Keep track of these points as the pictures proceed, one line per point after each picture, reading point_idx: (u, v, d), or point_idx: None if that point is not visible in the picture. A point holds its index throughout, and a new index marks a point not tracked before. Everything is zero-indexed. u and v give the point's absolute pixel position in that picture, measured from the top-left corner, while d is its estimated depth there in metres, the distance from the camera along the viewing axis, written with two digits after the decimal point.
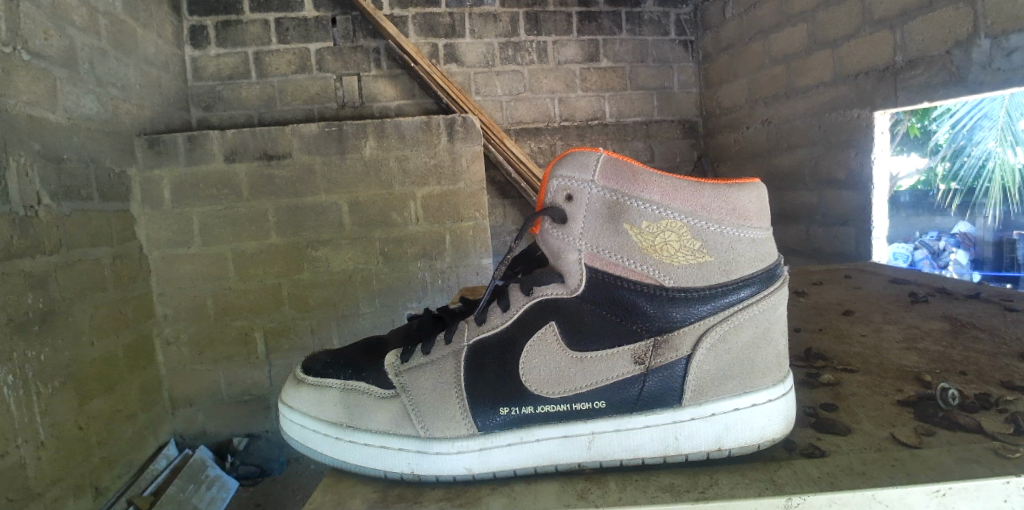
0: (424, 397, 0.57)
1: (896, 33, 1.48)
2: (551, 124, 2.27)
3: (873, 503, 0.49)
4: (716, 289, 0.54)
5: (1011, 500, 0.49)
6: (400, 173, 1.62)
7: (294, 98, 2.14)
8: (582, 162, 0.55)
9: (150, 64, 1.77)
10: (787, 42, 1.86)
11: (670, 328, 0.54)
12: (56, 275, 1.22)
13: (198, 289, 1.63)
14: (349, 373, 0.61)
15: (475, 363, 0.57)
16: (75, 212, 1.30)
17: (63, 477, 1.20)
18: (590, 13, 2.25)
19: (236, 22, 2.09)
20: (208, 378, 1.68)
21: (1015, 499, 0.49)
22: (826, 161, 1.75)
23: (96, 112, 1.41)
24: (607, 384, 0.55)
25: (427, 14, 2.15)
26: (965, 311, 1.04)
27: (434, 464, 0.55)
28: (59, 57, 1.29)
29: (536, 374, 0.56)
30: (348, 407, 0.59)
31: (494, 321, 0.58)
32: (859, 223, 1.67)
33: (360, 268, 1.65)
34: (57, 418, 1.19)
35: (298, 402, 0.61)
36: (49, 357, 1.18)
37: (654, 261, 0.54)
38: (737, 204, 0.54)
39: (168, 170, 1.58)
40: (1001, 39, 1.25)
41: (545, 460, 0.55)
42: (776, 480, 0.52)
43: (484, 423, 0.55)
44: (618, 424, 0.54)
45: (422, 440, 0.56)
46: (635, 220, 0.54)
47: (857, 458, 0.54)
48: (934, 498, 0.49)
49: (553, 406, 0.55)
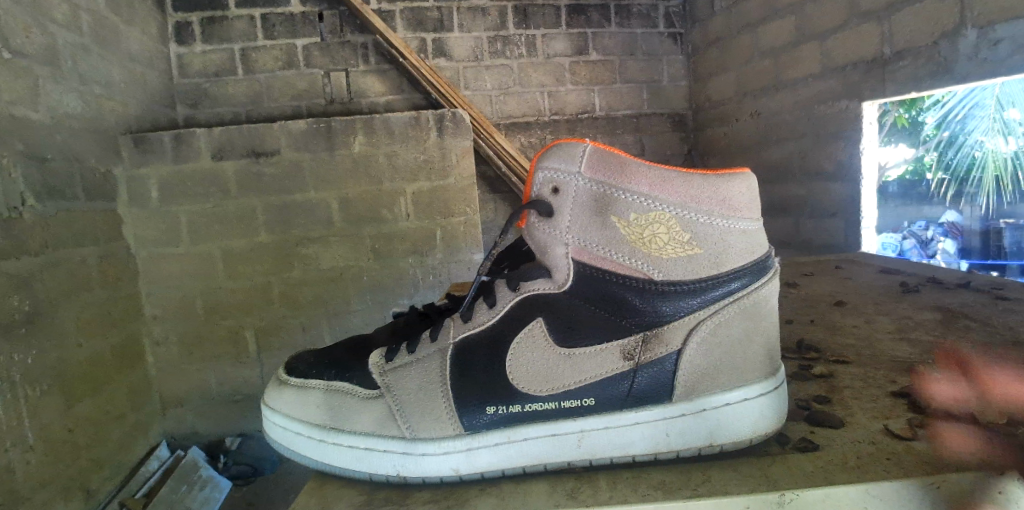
0: (410, 396, 0.55)
1: (883, 24, 1.47)
2: (541, 119, 2.26)
3: (868, 498, 0.48)
4: (706, 282, 0.53)
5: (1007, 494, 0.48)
6: (389, 169, 1.60)
7: (281, 94, 2.10)
8: (568, 154, 0.54)
9: (135, 63, 1.74)
10: (775, 35, 1.85)
11: (661, 323, 0.53)
12: (42, 276, 1.19)
13: (187, 288, 1.61)
14: (333, 373, 0.59)
15: (462, 361, 0.55)
16: (60, 212, 1.27)
17: (51, 481, 1.17)
18: (579, 7, 2.23)
19: (222, 17, 2.05)
20: (197, 378, 1.66)
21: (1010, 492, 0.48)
22: (815, 153, 1.75)
23: (80, 110, 1.38)
24: (596, 381, 0.53)
25: (415, 8, 2.13)
26: (958, 302, 1.03)
27: (419, 465, 0.54)
28: (40, 54, 1.25)
29: (524, 372, 0.54)
30: (332, 409, 0.57)
31: (480, 318, 0.56)
32: (848, 214, 1.67)
33: (350, 266, 1.63)
34: (44, 422, 1.16)
35: (280, 403, 0.60)
36: (37, 359, 1.16)
37: (643, 254, 0.53)
38: (727, 194, 0.53)
39: (155, 168, 1.55)
40: (987, 30, 1.24)
41: (534, 459, 0.53)
42: (769, 476, 0.51)
43: (471, 422, 0.54)
44: (607, 421, 0.53)
45: (408, 441, 0.54)
46: (624, 212, 0.53)
47: (851, 452, 0.53)
48: (931, 492, 0.48)
49: (540, 405, 0.54)
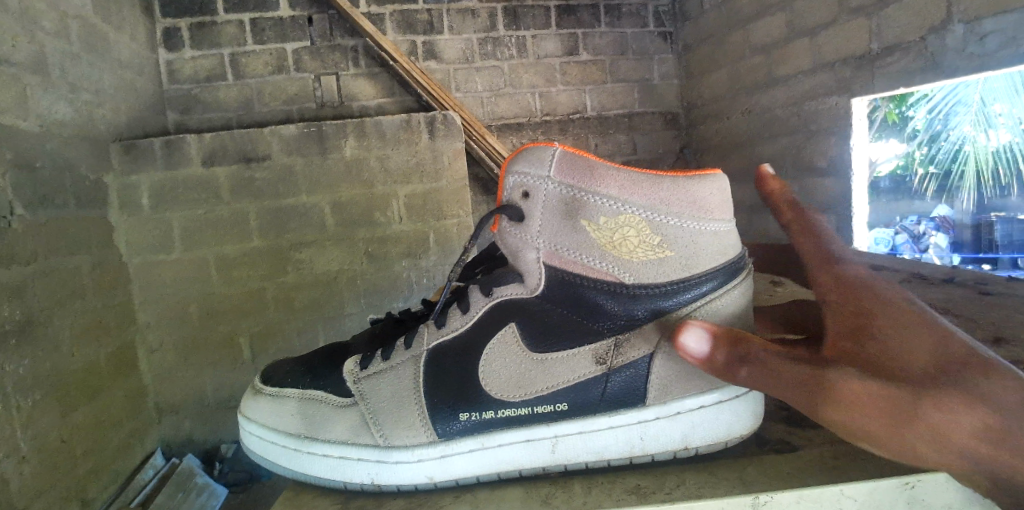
0: (383, 404, 0.56)
1: (872, 20, 1.45)
2: (533, 120, 2.26)
3: (845, 499, 0.52)
4: (678, 285, 0.53)
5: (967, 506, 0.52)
6: (382, 172, 1.60)
7: (271, 99, 2.09)
8: (538, 158, 0.54)
9: (125, 69, 1.73)
10: (763, 32, 1.85)
11: (633, 327, 0.53)
12: (34, 285, 1.19)
13: (180, 295, 1.60)
14: (307, 381, 0.60)
15: (435, 367, 0.55)
16: (52, 220, 1.27)
17: (46, 492, 1.17)
18: (569, 8, 2.23)
19: (211, 22, 2.04)
20: (192, 385, 1.65)
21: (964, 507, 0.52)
22: (809, 148, 1.70)
23: (70, 117, 1.38)
24: (570, 385, 0.54)
25: (405, 11, 2.13)
26: (944, 297, 1.01)
27: (394, 473, 0.55)
28: (29, 62, 1.25)
29: (497, 378, 0.54)
30: (307, 418, 0.58)
31: (454, 324, 0.56)
32: (840, 209, 1.60)
33: (344, 269, 1.62)
34: (38, 431, 1.16)
35: (257, 412, 0.61)
36: (29, 369, 1.15)
37: (614, 257, 0.53)
38: (698, 195, 0.53)
39: (147, 175, 1.54)
40: (975, 24, 1.22)
41: (508, 465, 0.54)
42: (744, 478, 0.54)
43: (444, 430, 0.54)
44: (581, 426, 0.53)
45: (382, 449, 0.55)
46: (593, 215, 0.53)
47: (824, 454, 0.57)
48: (906, 490, 0.52)
49: (514, 410, 0.54)
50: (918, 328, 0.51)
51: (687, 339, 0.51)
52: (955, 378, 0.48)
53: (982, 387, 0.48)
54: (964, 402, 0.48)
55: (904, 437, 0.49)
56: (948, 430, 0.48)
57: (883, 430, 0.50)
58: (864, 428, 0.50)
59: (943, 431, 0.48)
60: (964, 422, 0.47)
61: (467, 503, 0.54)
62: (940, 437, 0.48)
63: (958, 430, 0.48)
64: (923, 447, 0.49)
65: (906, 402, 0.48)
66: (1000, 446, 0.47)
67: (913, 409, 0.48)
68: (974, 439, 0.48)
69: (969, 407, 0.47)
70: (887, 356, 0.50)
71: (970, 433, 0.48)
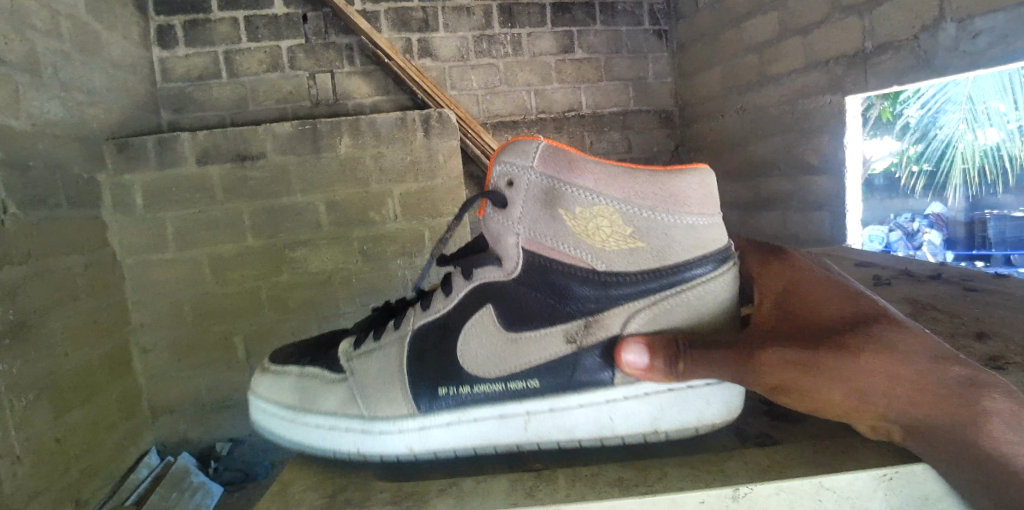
0: (370, 379, 0.60)
1: (864, 18, 1.45)
2: (527, 118, 2.26)
3: (823, 490, 0.53)
4: (649, 274, 0.55)
5: (945, 499, 0.53)
6: (377, 170, 1.60)
7: (266, 98, 2.08)
8: (524, 150, 0.55)
9: (118, 68, 1.73)
10: (755, 31, 1.86)
11: (603, 311, 0.56)
12: (27, 285, 1.18)
13: (175, 295, 1.60)
14: (308, 360, 0.65)
15: (417, 347, 0.59)
16: (45, 221, 1.26)
17: (41, 492, 1.17)
18: (564, 6, 2.24)
19: (204, 21, 2.04)
20: (187, 385, 1.65)
21: (943, 499, 0.53)
22: (801, 146, 1.71)
23: (63, 116, 1.37)
24: (542, 363, 0.56)
25: (399, 9, 2.13)
26: (929, 294, 1.01)
27: (376, 443, 0.58)
28: (20, 61, 1.24)
29: (472, 356, 0.57)
30: (303, 391, 0.63)
31: (437, 306, 0.60)
32: (835, 207, 1.62)
33: (339, 268, 1.63)
34: (33, 432, 1.16)
35: (263, 387, 0.67)
36: (23, 370, 1.15)
37: (587, 246, 0.55)
38: (676, 191, 0.53)
39: (140, 175, 1.54)
40: (967, 23, 1.21)
41: (483, 439, 0.57)
42: (725, 470, 0.55)
43: (423, 404, 0.57)
44: (551, 403, 0.56)
45: (366, 420, 0.59)
46: (570, 206, 0.54)
47: (805, 446, 0.58)
48: (882, 482, 0.53)
49: (488, 386, 0.57)
50: (830, 293, 0.57)
51: (628, 354, 0.54)
52: (857, 326, 0.53)
53: (879, 332, 0.52)
54: (867, 345, 0.51)
55: (822, 388, 0.52)
56: (858, 373, 0.50)
57: (799, 383, 0.52)
58: (787, 385, 0.52)
59: (854, 375, 0.51)
60: (865, 362, 0.50)
61: (452, 498, 0.55)
62: (853, 382, 0.51)
63: (865, 374, 0.50)
64: (837, 395, 0.52)
65: (819, 350, 0.52)
66: (903, 384, 0.50)
67: (826, 357, 0.51)
68: (880, 380, 0.50)
69: (872, 350, 0.51)
70: (801, 313, 0.56)
71: (877, 375, 0.50)
